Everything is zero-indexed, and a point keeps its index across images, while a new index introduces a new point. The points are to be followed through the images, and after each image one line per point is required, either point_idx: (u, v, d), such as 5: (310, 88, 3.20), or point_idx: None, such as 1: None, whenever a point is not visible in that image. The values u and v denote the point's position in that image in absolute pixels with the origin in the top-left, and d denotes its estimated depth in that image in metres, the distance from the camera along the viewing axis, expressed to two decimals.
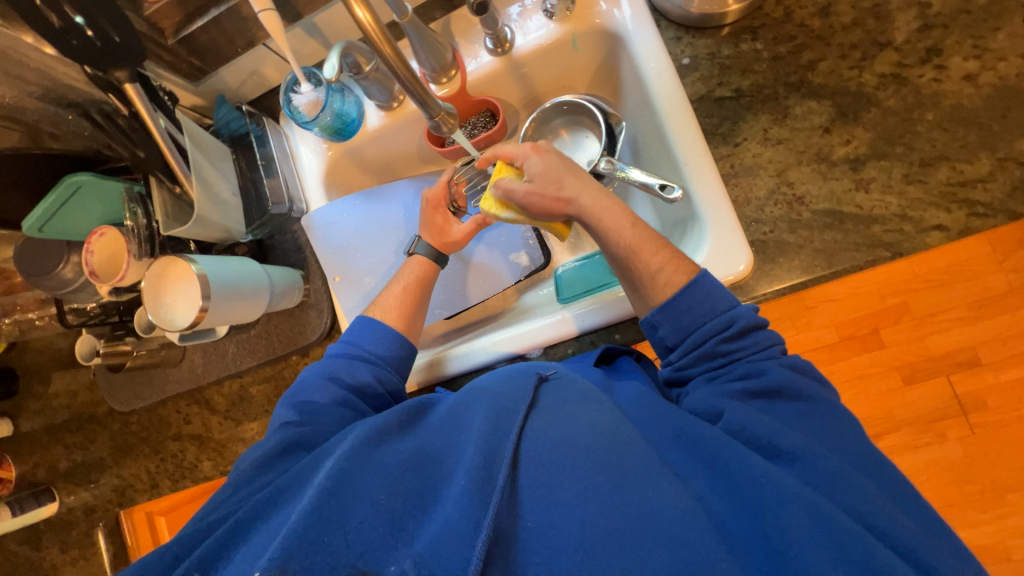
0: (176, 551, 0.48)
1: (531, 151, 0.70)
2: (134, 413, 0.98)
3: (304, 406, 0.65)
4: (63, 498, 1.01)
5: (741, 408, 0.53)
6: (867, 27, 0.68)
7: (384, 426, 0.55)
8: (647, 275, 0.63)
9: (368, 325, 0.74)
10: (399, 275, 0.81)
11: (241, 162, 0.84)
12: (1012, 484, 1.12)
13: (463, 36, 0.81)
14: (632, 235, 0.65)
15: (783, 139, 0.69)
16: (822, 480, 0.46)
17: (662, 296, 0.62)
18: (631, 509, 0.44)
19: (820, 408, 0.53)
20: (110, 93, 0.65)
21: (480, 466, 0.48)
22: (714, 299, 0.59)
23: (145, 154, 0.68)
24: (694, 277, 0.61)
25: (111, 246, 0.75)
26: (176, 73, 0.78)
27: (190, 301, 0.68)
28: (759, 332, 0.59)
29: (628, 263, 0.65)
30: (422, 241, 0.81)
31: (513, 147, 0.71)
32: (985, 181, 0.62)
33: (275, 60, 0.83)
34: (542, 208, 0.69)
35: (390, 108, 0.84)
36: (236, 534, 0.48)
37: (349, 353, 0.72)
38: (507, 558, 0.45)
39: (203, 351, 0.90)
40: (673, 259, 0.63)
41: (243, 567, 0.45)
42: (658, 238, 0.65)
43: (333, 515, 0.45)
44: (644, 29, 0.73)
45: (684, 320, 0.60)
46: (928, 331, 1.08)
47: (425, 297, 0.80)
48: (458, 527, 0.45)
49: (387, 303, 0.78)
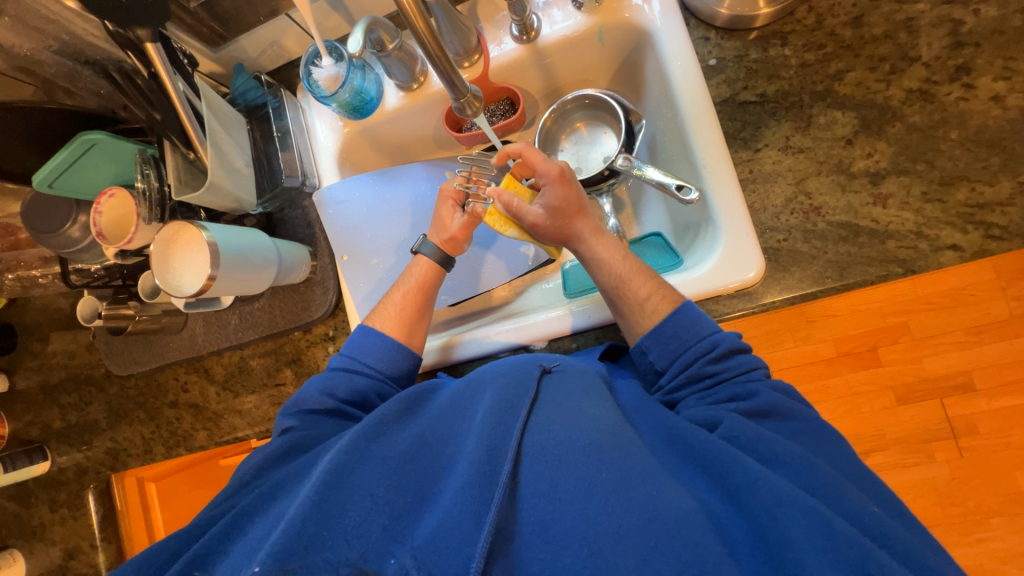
0: (172, 548, 0.49)
1: (556, 180, 0.70)
2: (132, 378, 0.97)
3: (304, 414, 0.66)
4: (55, 458, 1.01)
5: (733, 416, 0.53)
6: (898, 41, 0.67)
7: (384, 417, 0.57)
8: (636, 303, 0.65)
9: (368, 336, 0.72)
10: (401, 280, 0.79)
11: (256, 133, 0.83)
12: (996, 509, 1.13)
13: (489, 21, 0.80)
14: (625, 265, 0.67)
15: (804, 148, 0.69)
16: (818, 486, 0.46)
17: (650, 322, 0.64)
18: (634, 508, 0.44)
19: (809, 425, 0.53)
20: (130, 50, 0.64)
21: (483, 461, 0.48)
22: (698, 325, 0.61)
23: (162, 118, 0.67)
24: (680, 304, 0.63)
25: (120, 208, 0.74)
26: (196, 37, 0.77)
27: (198, 269, 0.67)
28: (741, 356, 0.59)
29: (619, 291, 0.66)
30: (427, 242, 0.80)
31: (543, 164, 0.71)
32: (1003, 206, 0.62)
33: (297, 32, 0.82)
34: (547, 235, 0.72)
35: (409, 89, 0.83)
36: (234, 527, 0.50)
37: (349, 367, 0.70)
38: (509, 555, 0.44)
39: (205, 320, 0.90)
40: (659, 291, 0.65)
41: (238, 560, 0.46)
42: (647, 269, 0.67)
43: (332, 508, 0.46)
44: (672, 28, 0.72)
45: (672, 344, 0.61)
46: (925, 353, 1.09)
47: (428, 301, 0.77)
48: (460, 520, 0.45)
49: (387, 309, 0.76)
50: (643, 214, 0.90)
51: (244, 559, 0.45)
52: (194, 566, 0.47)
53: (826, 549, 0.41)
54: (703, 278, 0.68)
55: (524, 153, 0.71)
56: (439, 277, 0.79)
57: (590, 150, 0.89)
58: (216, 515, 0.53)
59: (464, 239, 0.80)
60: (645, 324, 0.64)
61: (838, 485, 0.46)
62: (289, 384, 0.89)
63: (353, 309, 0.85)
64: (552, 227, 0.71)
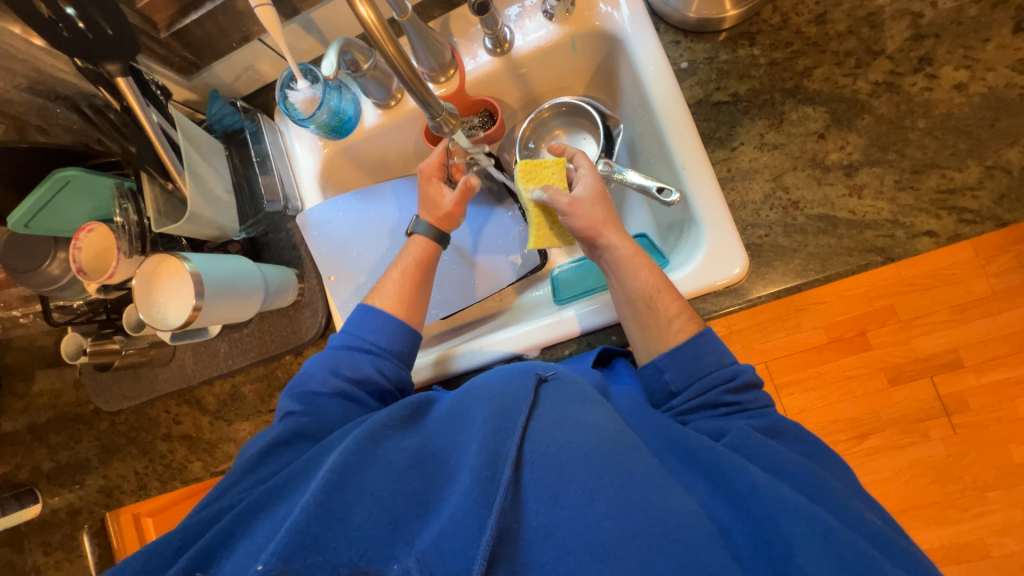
0: (178, 542, 0.50)
1: (599, 178, 0.72)
2: (122, 413, 0.96)
3: (309, 398, 0.65)
4: (46, 500, 0.99)
5: (742, 426, 0.54)
6: (862, 35, 0.69)
7: (385, 423, 0.55)
8: (663, 318, 0.64)
9: (368, 314, 0.72)
10: (398, 259, 0.78)
11: (235, 159, 0.82)
12: (991, 483, 1.15)
13: (462, 35, 0.80)
14: (651, 278, 0.66)
15: (779, 144, 0.70)
16: (822, 494, 0.48)
17: (672, 339, 0.63)
18: (636, 512, 0.44)
19: (812, 445, 0.55)
20: (101, 86, 0.63)
21: (485, 465, 0.48)
22: (720, 352, 0.61)
23: (137, 151, 0.66)
24: (701, 329, 0.63)
25: (99, 242, 0.73)
26: (168, 67, 0.77)
27: (183, 299, 0.66)
28: (756, 390, 0.59)
29: (649, 302, 0.65)
30: (420, 221, 0.79)
31: (583, 163, 0.74)
32: (974, 190, 0.64)
33: (271, 56, 0.82)
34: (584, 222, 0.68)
35: (387, 107, 0.83)
36: (239, 526, 0.50)
37: (350, 344, 0.70)
38: (513, 558, 0.45)
39: (194, 350, 0.89)
40: (686, 311, 0.64)
41: (243, 560, 0.46)
42: (675, 289, 0.66)
43: (336, 511, 0.45)
44: (642, 32, 0.73)
45: (691, 366, 0.60)
46: (912, 334, 1.11)
47: (426, 280, 0.77)
48: (463, 527, 0.45)
49: (387, 288, 0.75)
50: (628, 216, 0.92)
51: (247, 562, 0.45)
52: (202, 561, 0.48)
53: (824, 553, 0.42)
54: (687, 278, 0.69)
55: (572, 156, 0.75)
56: (436, 255, 0.79)
57: None
58: (220, 509, 0.53)
59: (458, 214, 0.80)
60: (666, 342, 0.63)
61: (839, 495, 0.48)
62: None
63: None
64: (588, 214, 0.68)
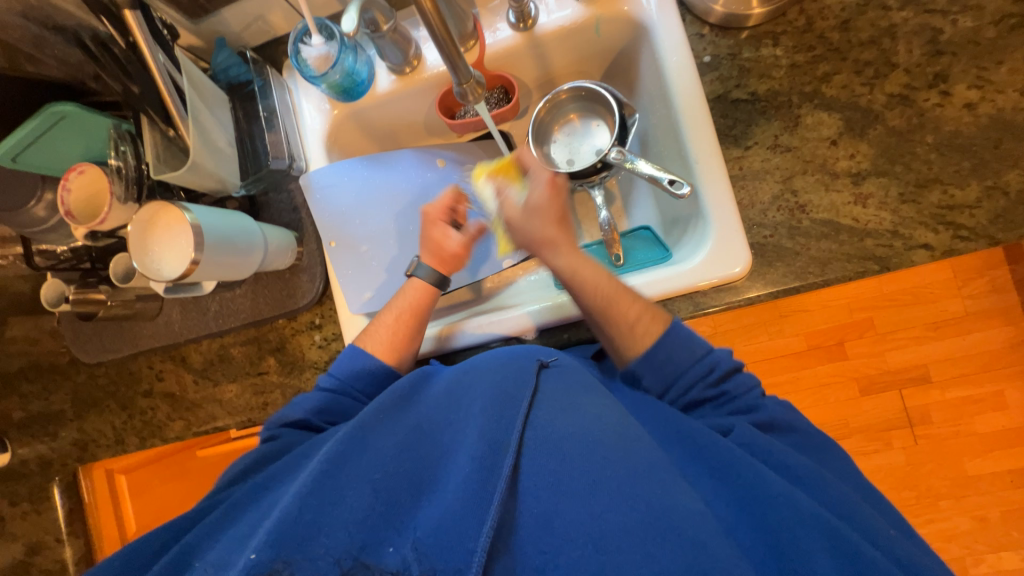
0: (159, 545, 0.49)
1: (544, 182, 0.73)
2: (102, 366, 0.93)
3: (288, 424, 0.66)
4: (16, 450, 0.96)
5: (743, 425, 0.58)
6: (883, 46, 0.70)
7: (375, 412, 0.57)
8: (625, 325, 0.65)
9: (357, 357, 0.72)
10: (393, 302, 0.77)
11: (239, 113, 0.79)
12: (944, 493, 1.20)
13: (484, 6, 0.78)
14: (598, 291, 0.67)
15: (792, 147, 0.71)
16: (839, 506, 0.49)
17: (640, 345, 0.65)
18: (638, 504, 0.45)
19: (811, 441, 0.58)
20: (104, 18, 0.60)
21: (485, 454, 0.48)
22: (692, 346, 0.64)
23: (139, 92, 0.63)
24: (668, 327, 0.65)
25: (90, 185, 0.70)
26: (174, 6, 0.73)
27: (180, 253, 0.64)
28: (736, 376, 0.64)
29: (603, 313, 0.66)
30: (422, 264, 0.78)
31: (530, 164, 0.76)
32: (972, 208, 0.66)
33: (285, 7, 0.78)
34: (524, 236, 0.73)
35: (402, 73, 0.81)
36: (226, 519, 0.50)
37: (335, 391, 0.70)
38: (511, 549, 0.45)
39: (182, 306, 0.87)
40: (648, 312, 0.66)
41: (229, 547, 0.45)
42: (634, 290, 0.68)
43: (328, 496, 0.45)
44: (668, 21, 0.73)
45: (668, 364, 0.63)
46: (887, 346, 1.17)
47: (420, 325, 0.76)
48: (463, 513, 0.44)
49: (378, 332, 0.74)
50: (633, 207, 0.92)
51: (233, 548, 0.45)
52: (183, 555, 0.46)
53: (821, 546, 0.44)
54: (690, 271, 0.70)
55: (522, 156, 0.78)
56: (434, 300, 0.78)
57: (581, 143, 0.89)
58: (210, 506, 0.53)
59: (456, 259, 0.79)
60: (636, 349, 0.65)
61: (847, 503, 0.49)
62: (272, 372, 0.86)
63: (340, 297, 0.83)
64: (529, 230, 0.71)
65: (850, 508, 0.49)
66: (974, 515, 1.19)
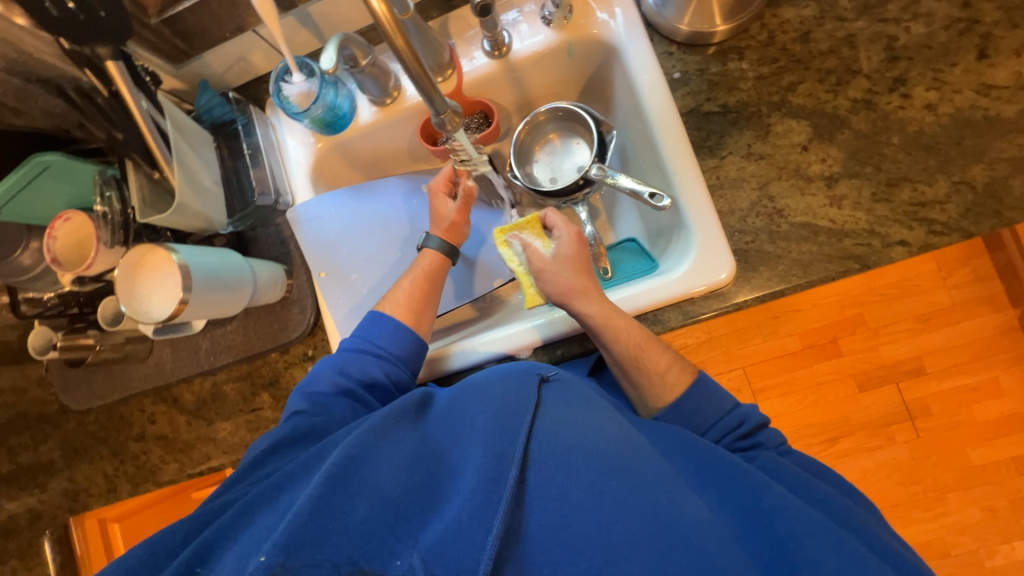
0: (185, 534, 0.50)
1: (572, 236, 0.75)
2: (92, 412, 0.91)
3: (314, 397, 0.66)
4: (3, 504, 0.94)
5: (768, 451, 0.60)
6: (842, 55, 0.73)
7: (388, 416, 0.54)
8: (655, 374, 0.66)
9: (377, 320, 0.73)
10: (409, 269, 0.80)
11: (224, 151, 0.80)
12: (951, 484, 1.20)
13: (460, 37, 0.81)
14: (631, 338, 0.67)
15: (765, 154, 0.73)
16: (855, 527, 0.52)
17: (669, 395, 0.65)
18: (647, 516, 0.45)
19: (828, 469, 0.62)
20: (87, 69, 0.61)
21: (492, 466, 0.47)
22: (722, 398, 0.65)
23: (123, 138, 0.64)
24: (695, 377, 0.66)
25: (76, 232, 0.70)
26: (157, 54, 0.75)
27: (169, 293, 0.64)
28: (763, 431, 0.63)
29: (636, 362, 0.67)
30: (431, 235, 0.81)
31: (556, 220, 0.77)
32: (942, 203, 0.68)
33: (265, 48, 0.80)
34: (557, 285, 0.71)
35: (383, 104, 0.83)
36: (242, 516, 0.50)
37: (360, 347, 0.71)
38: (520, 558, 0.45)
39: (173, 346, 0.86)
40: (676, 363, 0.67)
41: (243, 549, 0.46)
42: (660, 340, 0.69)
43: (339, 502, 0.45)
44: (637, 43, 0.75)
45: (696, 416, 0.64)
46: (880, 341, 1.19)
47: (435, 289, 0.78)
48: (472, 526, 0.44)
49: (397, 297, 0.76)
50: (618, 220, 0.94)
51: (249, 552, 0.45)
52: (206, 549, 0.47)
53: (829, 551, 0.46)
54: (676, 281, 0.71)
55: (547, 215, 0.78)
56: (446, 266, 0.81)
57: (563, 161, 0.91)
58: (227, 502, 0.53)
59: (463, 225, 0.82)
60: (665, 398, 0.66)
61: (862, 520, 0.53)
62: (266, 408, 0.85)
63: (332, 328, 0.83)
64: (560, 279, 0.71)
65: (863, 527, 0.52)
66: (982, 506, 1.19)
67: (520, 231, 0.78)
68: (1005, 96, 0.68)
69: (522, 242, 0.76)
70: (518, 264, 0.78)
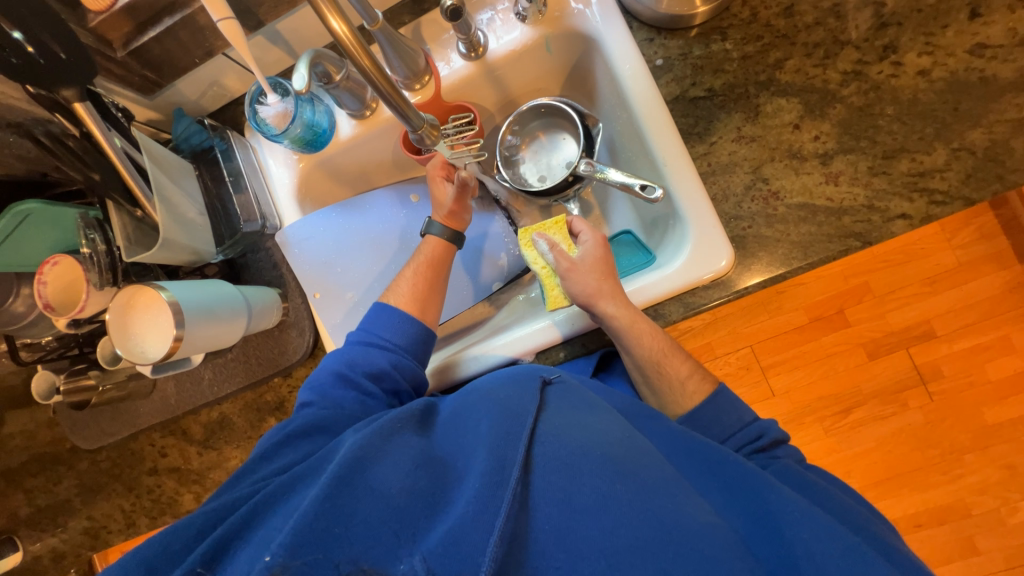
0: (200, 525, 0.49)
1: (597, 241, 0.72)
2: (103, 450, 0.92)
3: (325, 390, 0.65)
4: (27, 547, 0.95)
5: (787, 460, 0.61)
6: (829, 26, 0.70)
7: (395, 420, 0.55)
8: (676, 381, 0.68)
9: (382, 311, 0.73)
10: (412, 258, 0.79)
11: (206, 178, 0.79)
12: (968, 446, 1.19)
13: (435, 41, 0.79)
14: (654, 343, 0.68)
15: (756, 136, 0.71)
16: (874, 538, 0.52)
17: (685, 404, 0.67)
18: (651, 519, 0.45)
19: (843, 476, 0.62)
20: (57, 112, 0.60)
21: (494, 471, 0.47)
22: (740, 410, 0.65)
23: (100, 179, 0.63)
24: (715, 388, 0.67)
25: (67, 275, 0.70)
26: (128, 86, 0.74)
27: (161, 332, 0.64)
28: (782, 446, 0.63)
29: (657, 366, 0.68)
30: (432, 222, 0.79)
31: (582, 226, 0.75)
32: (942, 171, 0.66)
33: (237, 69, 0.79)
34: (581, 284, 0.69)
35: (362, 117, 0.82)
36: (254, 516, 0.49)
37: (366, 340, 0.71)
38: (523, 564, 0.44)
39: (176, 379, 0.85)
40: (696, 372, 0.68)
41: (252, 552, 0.45)
42: (679, 348, 0.70)
43: (345, 506, 0.44)
44: (617, 31, 0.73)
45: (714, 429, 0.64)
46: (888, 308, 1.17)
47: (439, 277, 0.77)
48: (472, 529, 0.43)
49: (400, 286, 0.76)
50: (611, 214, 0.93)
51: (258, 551, 0.44)
52: (219, 547, 0.46)
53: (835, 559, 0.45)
54: (674, 274, 0.69)
55: (572, 222, 0.76)
56: (450, 253, 0.80)
57: (551, 157, 0.89)
58: (241, 496, 0.52)
59: (464, 210, 0.80)
60: (682, 404, 0.67)
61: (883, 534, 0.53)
62: None
63: (331, 345, 0.83)
64: (586, 281, 0.69)
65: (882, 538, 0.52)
66: (1000, 464, 1.18)
67: (547, 232, 0.76)
68: (1000, 56, 0.66)
69: (547, 242, 0.74)
70: (541, 265, 0.76)
